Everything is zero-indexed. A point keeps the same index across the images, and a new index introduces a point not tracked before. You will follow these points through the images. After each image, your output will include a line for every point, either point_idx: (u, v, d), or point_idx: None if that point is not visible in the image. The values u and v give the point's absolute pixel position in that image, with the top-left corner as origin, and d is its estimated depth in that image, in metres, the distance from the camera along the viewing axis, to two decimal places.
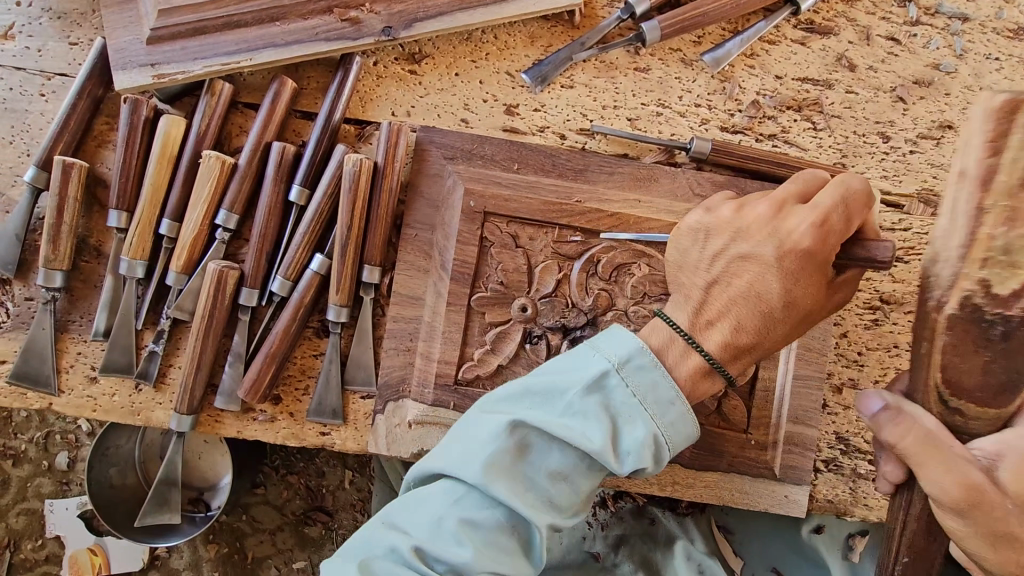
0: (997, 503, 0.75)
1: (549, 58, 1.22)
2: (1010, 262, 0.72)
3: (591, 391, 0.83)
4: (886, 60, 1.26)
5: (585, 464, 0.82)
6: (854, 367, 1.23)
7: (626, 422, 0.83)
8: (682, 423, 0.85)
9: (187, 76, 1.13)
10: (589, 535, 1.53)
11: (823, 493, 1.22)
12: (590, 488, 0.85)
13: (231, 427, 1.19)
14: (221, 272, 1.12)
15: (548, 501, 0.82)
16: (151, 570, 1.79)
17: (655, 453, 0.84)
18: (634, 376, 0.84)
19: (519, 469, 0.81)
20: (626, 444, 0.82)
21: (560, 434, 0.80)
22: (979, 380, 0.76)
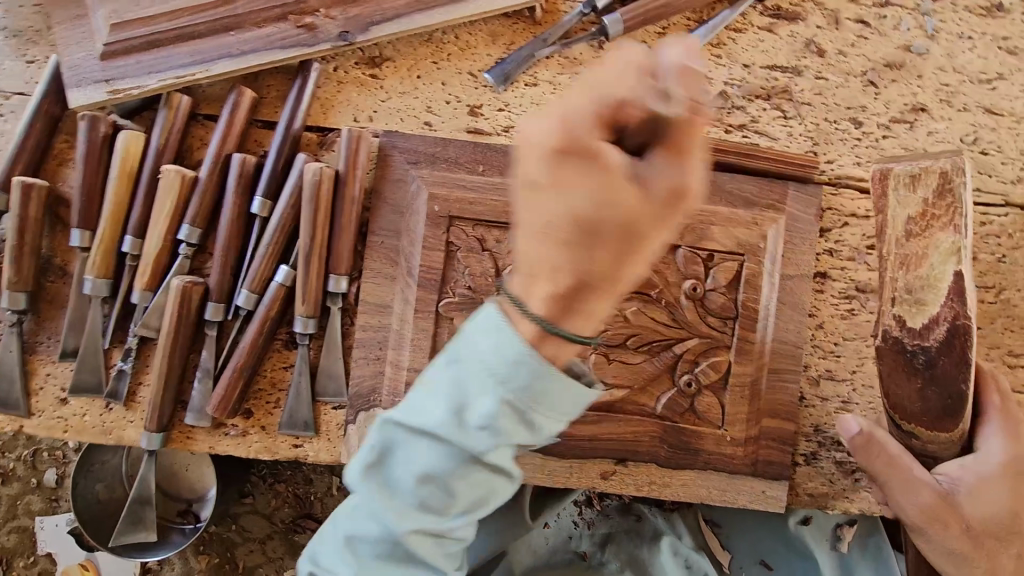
0: (951, 521, 0.98)
1: (511, 56, 1.20)
2: (916, 300, 0.94)
3: (445, 362, 0.73)
4: (856, 43, 1.23)
5: (452, 459, 0.71)
6: (829, 358, 1.23)
7: (479, 395, 0.69)
8: (552, 385, 0.69)
9: (142, 90, 1.11)
10: (575, 535, 1.53)
11: (803, 487, 1.22)
12: (470, 481, 0.73)
13: (204, 442, 1.18)
14: (186, 288, 1.12)
15: (421, 507, 0.74)
16: None
17: (518, 419, 0.69)
18: (473, 337, 0.71)
19: (381, 474, 0.75)
20: (477, 420, 0.69)
21: (415, 421, 0.72)
22: (921, 407, 0.98)
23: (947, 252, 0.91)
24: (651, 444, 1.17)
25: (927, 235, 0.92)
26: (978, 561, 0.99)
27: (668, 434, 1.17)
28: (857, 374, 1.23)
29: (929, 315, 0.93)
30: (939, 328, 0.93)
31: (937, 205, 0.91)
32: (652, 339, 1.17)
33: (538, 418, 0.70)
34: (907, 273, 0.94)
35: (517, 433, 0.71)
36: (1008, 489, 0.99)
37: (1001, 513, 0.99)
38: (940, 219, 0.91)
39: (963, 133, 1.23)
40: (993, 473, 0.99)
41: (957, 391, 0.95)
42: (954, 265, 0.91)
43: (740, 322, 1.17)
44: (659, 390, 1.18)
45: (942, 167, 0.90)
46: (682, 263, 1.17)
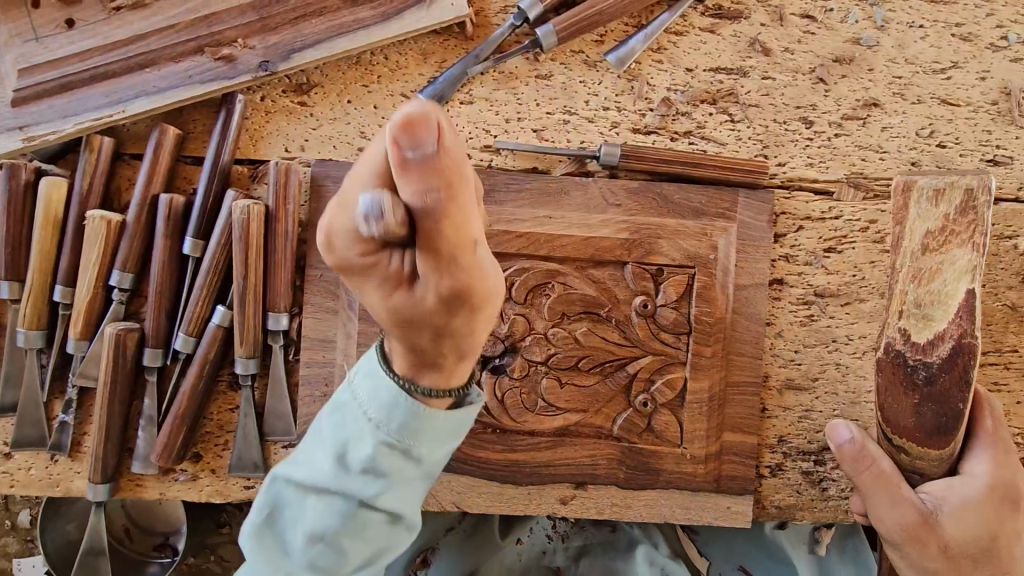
0: (929, 539, 0.99)
1: (443, 75, 1.15)
2: (922, 315, 0.94)
3: (330, 416, 0.84)
4: (802, 39, 1.18)
5: (335, 512, 0.84)
6: (790, 366, 1.18)
7: (354, 444, 0.81)
8: (431, 424, 0.78)
9: (59, 135, 1.07)
10: (548, 549, 1.46)
11: (772, 500, 1.18)
12: (365, 531, 0.85)
13: (154, 489, 1.16)
14: (120, 336, 1.09)
15: (313, 556, 0.85)
16: None
17: (396, 459, 0.80)
18: (360, 386, 0.81)
19: (274, 531, 0.88)
20: (357, 468, 0.81)
21: (301, 473, 0.86)
22: (915, 422, 0.98)
23: (962, 269, 0.92)
24: (609, 467, 1.13)
25: (943, 251, 0.92)
26: None
27: (626, 455, 1.13)
28: (820, 381, 1.18)
29: (935, 331, 0.94)
30: (943, 344, 0.94)
31: (958, 221, 0.91)
32: (605, 359, 1.12)
33: (416, 456, 0.80)
34: (917, 288, 0.94)
35: (405, 468, 0.81)
36: (989, 510, 1.00)
37: (978, 534, 1.00)
38: (959, 236, 0.91)
39: (920, 126, 1.18)
40: (978, 491, 1.00)
41: (954, 409, 0.95)
42: (967, 284, 0.92)
43: (695, 338, 1.12)
44: (615, 411, 1.13)
45: (969, 184, 0.90)
46: (632, 280, 1.12)
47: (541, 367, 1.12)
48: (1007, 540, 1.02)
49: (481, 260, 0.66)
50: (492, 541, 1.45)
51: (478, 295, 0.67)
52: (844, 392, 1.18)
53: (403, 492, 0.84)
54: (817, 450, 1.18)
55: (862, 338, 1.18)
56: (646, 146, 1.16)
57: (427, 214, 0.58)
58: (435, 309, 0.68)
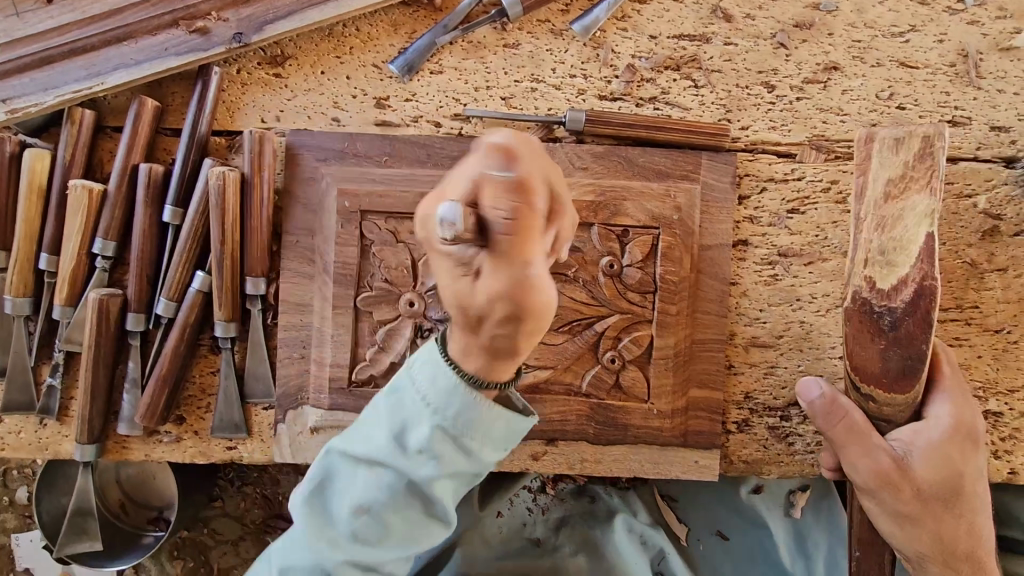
0: (902, 484, 1.02)
1: (413, 45, 1.20)
2: (887, 262, 0.97)
3: (386, 398, 0.85)
4: (763, 6, 1.21)
5: (381, 490, 0.85)
6: (756, 324, 1.20)
7: (413, 425, 0.82)
8: (485, 419, 0.79)
9: (40, 107, 1.11)
10: (529, 521, 1.48)
11: (739, 455, 1.20)
12: (404, 511, 0.86)
13: (139, 451, 1.20)
14: (103, 301, 1.13)
15: (356, 534, 0.86)
16: None
17: (450, 447, 0.81)
18: (418, 369, 0.82)
19: (321, 499, 0.89)
20: (411, 447, 0.82)
21: (354, 447, 0.87)
22: (881, 367, 1.00)
23: (922, 214, 0.95)
24: (578, 423, 1.16)
25: (904, 198, 0.96)
26: (922, 522, 1.03)
27: (595, 411, 1.15)
28: (786, 339, 1.20)
29: (899, 276, 0.97)
30: (906, 289, 0.97)
31: (917, 168, 0.96)
32: (572, 318, 1.15)
33: (469, 450, 0.81)
34: (882, 236, 0.98)
35: (456, 460, 0.82)
36: (954, 451, 1.03)
37: (947, 475, 1.03)
38: (919, 181, 0.96)
39: (879, 89, 1.21)
40: (943, 432, 1.02)
41: (919, 352, 0.98)
42: (926, 229, 0.95)
43: (661, 296, 1.15)
44: (583, 368, 1.16)
45: (926, 132, 0.95)
46: (597, 241, 1.16)
47: None
48: (971, 479, 1.05)
49: (543, 291, 0.69)
50: (471, 511, 1.46)
51: (528, 305, 0.68)
52: (811, 350, 1.20)
53: (447, 484, 0.84)
54: (783, 406, 1.20)
55: (825, 297, 1.20)
56: (612, 111, 1.20)
57: (456, 238, 0.65)
58: (486, 310, 0.70)
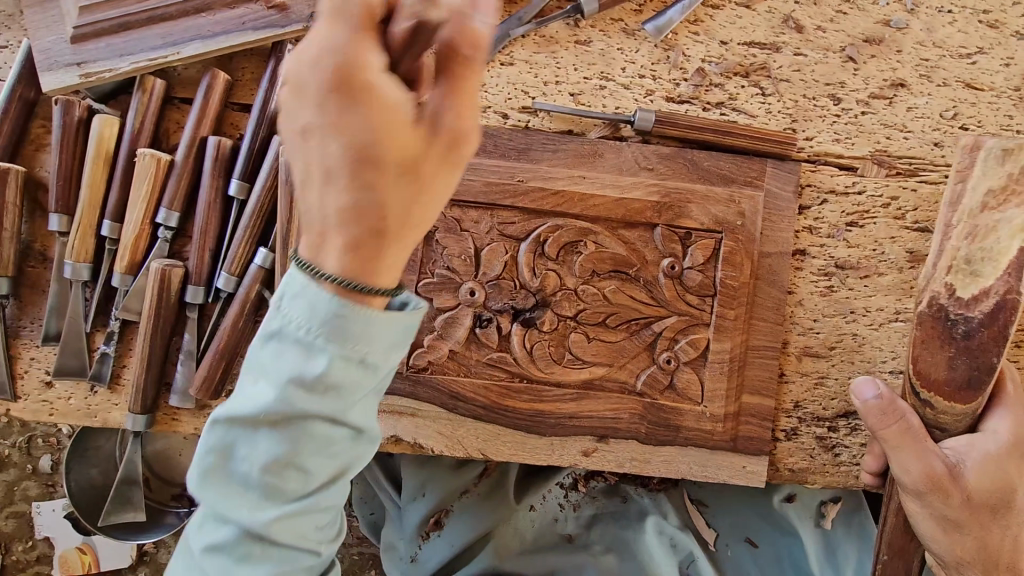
0: (952, 492, 1.01)
1: None
2: (972, 271, 1.01)
3: (259, 343, 0.64)
4: (834, 19, 1.22)
5: (290, 437, 0.63)
6: (808, 335, 1.21)
7: (307, 355, 0.61)
8: (375, 324, 0.62)
9: (115, 74, 1.11)
10: (560, 518, 1.50)
11: (785, 463, 1.22)
12: (328, 449, 0.65)
13: (189, 424, 1.20)
14: (165, 271, 1.13)
15: (269, 494, 0.65)
16: (141, 566, 1.86)
17: (355, 368, 0.62)
18: (292, 299, 0.62)
19: (221, 476, 0.66)
20: (310, 380, 0.61)
21: (237, 409, 0.64)
22: (947, 375, 1.03)
23: (1015, 229, 0.98)
24: (631, 421, 1.17)
25: (1000, 209, 0.99)
26: (965, 528, 1.03)
27: (648, 411, 1.16)
28: (837, 350, 1.21)
29: (981, 286, 1.01)
30: (986, 300, 1.00)
31: (1020, 181, 0.97)
32: (631, 317, 1.16)
33: (389, 350, 0.64)
34: (970, 245, 1.01)
35: (366, 380, 0.64)
36: (1009, 466, 1.03)
37: (998, 487, 1.03)
38: (1020, 194, 0.97)
39: (943, 108, 1.22)
40: (999, 447, 1.03)
41: (988, 364, 1.00)
42: (1020, 242, 0.98)
43: (719, 300, 1.16)
44: (639, 368, 1.17)
45: None
46: (660, 242, 1.17)
47: (570, 321, 1.16)
48: None
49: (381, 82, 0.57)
50: (507, 505, 1.46)
51: (381, 127, 0.56)
52: (861, 362, 1.21)
53: (366, 400, 0.67)
54: (831, 417, 1.22)
55: (879, 311, 1.22)
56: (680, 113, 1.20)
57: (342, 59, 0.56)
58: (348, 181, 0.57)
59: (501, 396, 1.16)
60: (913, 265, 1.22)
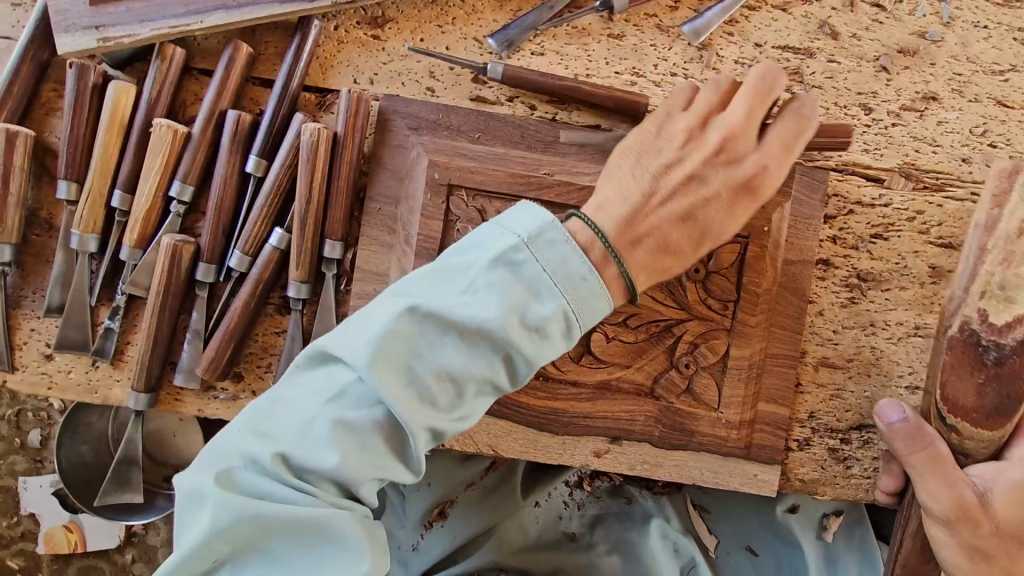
0: (980, 521, 1.00)
1: (517, 22, 1.17)
2: (1005, 298, 1.06)
3: (494, 266, 0.82)
4: (870, 27, 1.21)
5: (479, 357, 0.81)
6: (828, 345, 1.21)
7: (533, 299, 0.82)
8: (591, 301, 0.85)
9: (134, 39, 1.08)
10: (565, 515, 1.48)
11: (797, 473, 1.21)
12: (483, 385, 0.84)
13: (192, 405, 1.17)
14: (176, 246, 1.09)
15: (429, 398, 0.80)
16: (129, 547, 1.82)
17: (558, 333, 0.84)
18: (545, 251, 0.83)
19: (401, 360, 0.79)
20: (531, 321, 0.82)
21: (455, 312, 0.80)
22: (975, 401, 1.06)
23: None
24: (645, 424, 1.16)
25: None
26: (994, 558, 1.01)
27: (663, 414, 1.15)
28: (855, 362, 1.21)
29: (1013, 314, 1.06)
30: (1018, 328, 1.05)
31: None
32: (652, 318, 1.13)
33: (571, 335, 0.86)
34: (1004, 272, 1.08)
35: (553, 346, 0.85)
36: None
37: None
38: None
39: (974, 124, 1.21)
40: None
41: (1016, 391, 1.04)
42: None
43: (742, 305, 1.14)
44: (656, 370, 1.15)
45: None
46: None
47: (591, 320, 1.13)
48: None
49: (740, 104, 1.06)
50: (514, 502, 1.44)
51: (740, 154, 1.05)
52: (878, 375, 1.21)
53: None
54: (844, 429, 1.21)
55: (899, 325, 1.22)
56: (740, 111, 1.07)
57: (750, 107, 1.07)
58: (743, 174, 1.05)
59: (514, 392, 1.14)
60: (934, 280, 1.22)
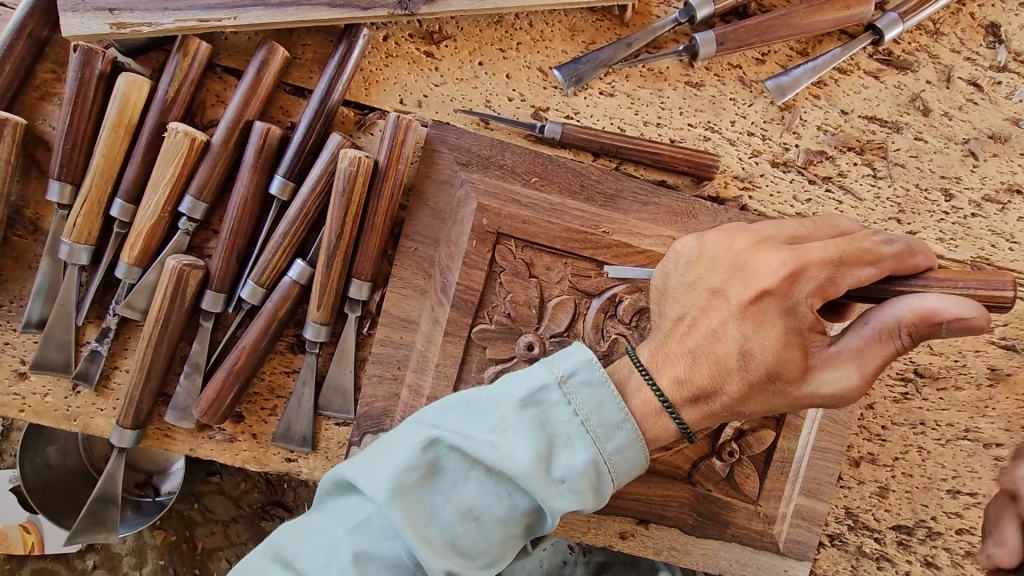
0: None
1: (589, 56, 1.05)
2: None
3: (524, 407, 0.76)
4: (963, 107, 1.11)
5: (503, 500, 0.75)
6: (875, 442, 1.15)
7: (563, 447, 0.75)
8: (630, 449, 0.77)
9: (154, 29, 0.93)
10: (569, 560, 1.27)
11: (824, 570, 1.15)
12: (511, 530, 0.77)
13: (184, 443, 1.05)
14: (182, 271, 0.96)
15: (452, 543, 0.74)
16: (89, 552, 1.40)
17: (595, 483, 0.76)
18: (578, 392, 0.77)
19: (422, 493, 0.74)
20: (559, 472, 0.74)
21: (480, 451, 0.74)
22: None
23: None
24: (679, 510, 1.07)
25: None
26: None
27: (698, 501, 1.07)
28: (899, 463, 1.15)
29: None
30: None
31: None
32: None
33: (605, 490, 0.78)
34: None
35: (587, 500, 0.76)
36: None
37: None
38: None
39: None
40: None
41: None
42: None
43: None
44: (696, 455, 1.07)
45: None
46: None
47: None
48: None
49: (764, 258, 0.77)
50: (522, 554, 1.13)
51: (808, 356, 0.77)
52: (919, 477, 1.16)
53: None
54: (881, 528, 1.16)
55: (949, 426, 1.15)
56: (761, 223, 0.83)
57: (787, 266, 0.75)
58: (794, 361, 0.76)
59: None
60: (992, 383, 1.15)
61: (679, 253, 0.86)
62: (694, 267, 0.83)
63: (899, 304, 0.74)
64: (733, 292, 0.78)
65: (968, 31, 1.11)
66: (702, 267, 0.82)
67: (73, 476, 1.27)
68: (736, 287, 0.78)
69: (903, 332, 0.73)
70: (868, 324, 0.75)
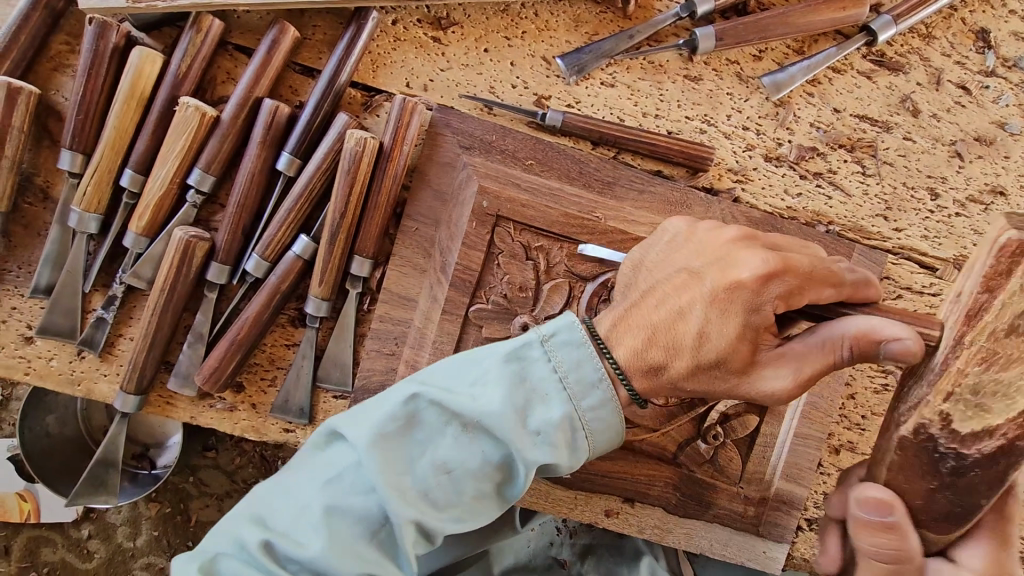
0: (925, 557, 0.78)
1: (590, 46, 1.08)
2: None
3: (505, 362, 0.79)
4: (952, 109, 1.15)
5: (478, 453, 0.78)
6: (854, 430, 1.19)
7: (539, 403, 0.78)
8: (601, 409, 0.80)
9: (169, 4, 0.96)
10: (556, 541, 1.30)
11: (801, 552, 1.19)
12: (483, 484, 0.80)
13: (184, 411, 1.08)
14: (189, 242, 0.98)
15: (425, 493, 0.78)
16: (85, 522, 1.42)
17: (568, 437, 0.79)
18: (559, 350, 0.80)
19: (400, 444, 0.78)
20: (533, 426, 0.78)
21: (459, 404, 0.78)
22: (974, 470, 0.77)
23: None
24: (663, 490, 1.10)
25: None
26: None
27: (683, 482, 1.10)
28: None
29: None
30: None
31: None
32: None
33: (579, 446, 0.81)
34: None
35: (560, 454, 0.79)
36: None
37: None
38: None
39: None
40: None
41: None
42: None
43: None
44: (682, 437, 1.11)
45: None
46: None
47: None
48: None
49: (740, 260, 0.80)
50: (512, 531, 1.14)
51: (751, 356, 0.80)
52: None
53: None
54: None
55: None
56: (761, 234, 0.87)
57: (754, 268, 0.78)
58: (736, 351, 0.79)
59: None
60: None
61: (667, 231, 0.90)
62: (676, 246, 0.87)
63: (845, 320, 0.77)
64: (709, 277, 0.80)
65: (959, 35, 1.14)
66: (684, 250, 0.86)
67: (71, 446, 1.30)
68: (713, 274, 0.80)
69: (844, 345, 0.76)
70: (815, 333, 0.78)
